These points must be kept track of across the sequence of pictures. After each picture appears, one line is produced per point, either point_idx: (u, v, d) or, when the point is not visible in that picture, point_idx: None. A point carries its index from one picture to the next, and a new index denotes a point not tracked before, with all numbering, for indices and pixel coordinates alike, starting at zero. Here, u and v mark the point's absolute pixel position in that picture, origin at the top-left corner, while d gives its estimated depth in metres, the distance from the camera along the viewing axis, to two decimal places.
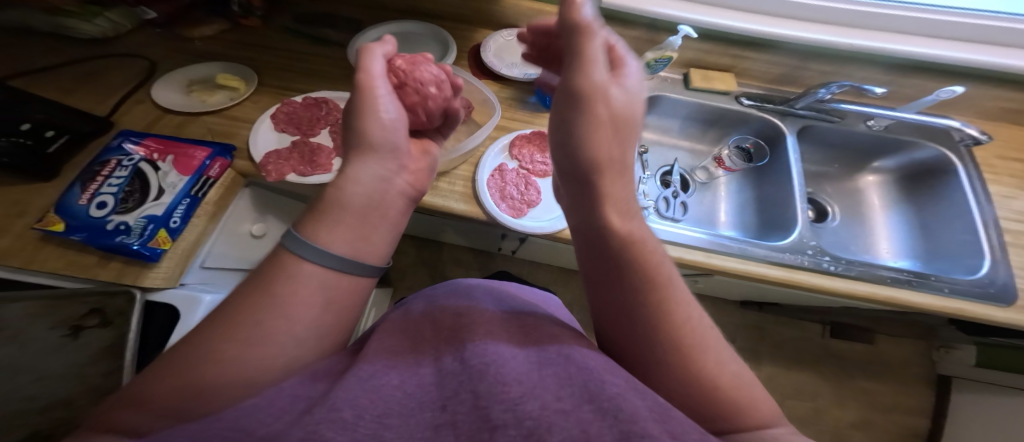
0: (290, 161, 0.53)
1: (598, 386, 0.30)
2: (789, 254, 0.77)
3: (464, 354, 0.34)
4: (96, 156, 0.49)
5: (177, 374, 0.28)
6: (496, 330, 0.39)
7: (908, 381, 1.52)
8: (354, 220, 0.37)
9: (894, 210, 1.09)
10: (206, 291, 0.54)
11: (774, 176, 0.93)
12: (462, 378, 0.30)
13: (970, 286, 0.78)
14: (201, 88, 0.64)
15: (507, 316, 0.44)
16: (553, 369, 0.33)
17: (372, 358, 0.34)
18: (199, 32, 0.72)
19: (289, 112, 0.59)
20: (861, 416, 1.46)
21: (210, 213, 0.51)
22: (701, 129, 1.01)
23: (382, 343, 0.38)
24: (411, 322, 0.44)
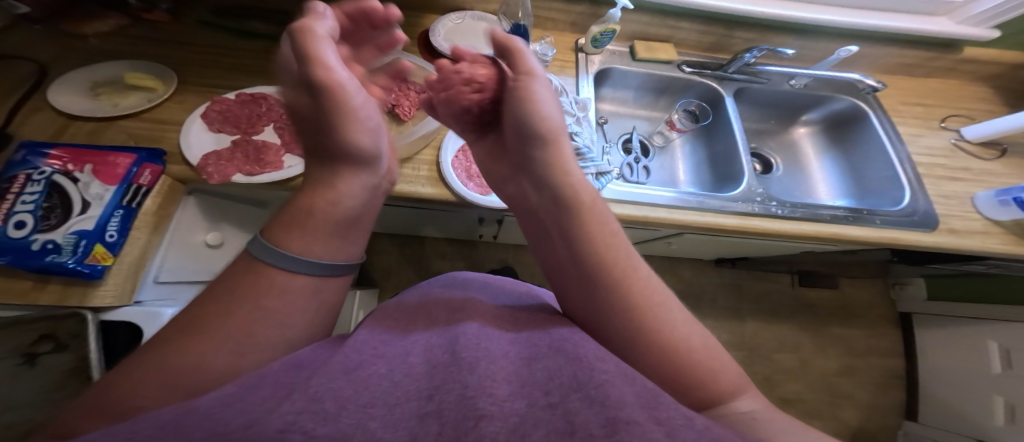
0: (234, 160, 0.51)
1: (587, 374, 0.31)
2: (741, 203, 0.82)
3: (455, 347, 0.35)
4: (0, 173, 0.45)
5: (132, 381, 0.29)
6: (488, 322, 0.41)
7: (873, 319, 1.67)
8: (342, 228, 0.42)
9: (827, 156, 1.18)
10: (168, 305, 0.53)
11: (719, 135, 0.99)
12: (451, 369, 0.31)
13: (897, 216, 0.87)
14: (111, 90, 0.60)
15: (502, 312, 0.46)
16: (544, 362, 0.35)
17: (358, 350, 0.34)
18: (91, 28, 0.67)
19: (223, 110, 0.56)
20: (838, 359, 1.60)
21: (151, 223, 0.49)
22: (652, 97, 1.05)
23: (371, 335, 0.38)
24: (403, 315, 0.44)
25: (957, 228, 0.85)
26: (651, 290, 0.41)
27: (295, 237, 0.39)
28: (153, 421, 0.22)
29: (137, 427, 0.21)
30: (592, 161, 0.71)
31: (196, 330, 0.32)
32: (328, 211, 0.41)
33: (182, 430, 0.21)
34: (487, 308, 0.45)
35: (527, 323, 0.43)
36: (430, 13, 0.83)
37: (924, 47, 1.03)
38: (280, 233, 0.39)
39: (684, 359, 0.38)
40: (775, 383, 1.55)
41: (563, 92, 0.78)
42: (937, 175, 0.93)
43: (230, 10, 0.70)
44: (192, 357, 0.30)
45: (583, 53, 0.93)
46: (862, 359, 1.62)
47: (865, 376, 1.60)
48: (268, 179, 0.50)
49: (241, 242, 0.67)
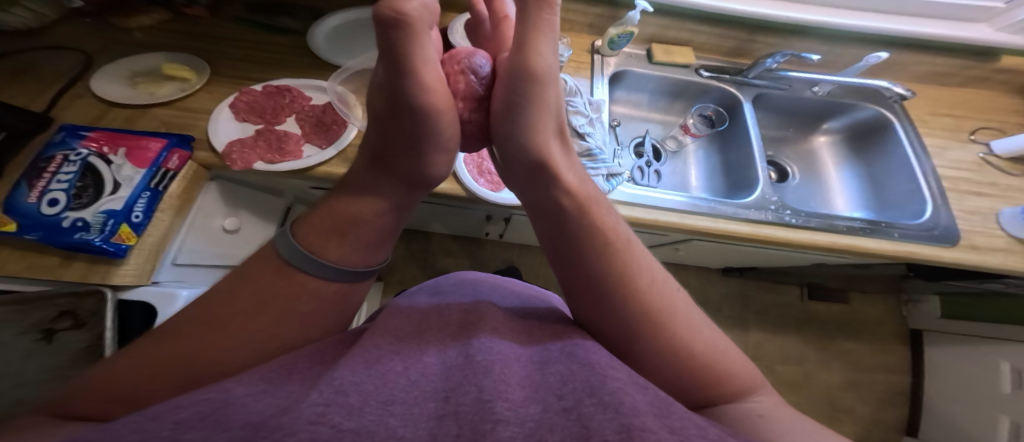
0: (256, 148, 0.52)
1: (600, 381, 0.32)
2: (754, 210, 0.81)
3: (469, 351, 0.36)
4: (40, 153, 0.47)
5: (160, 372, 0.33)
6: (501, 325, 0.42)
7: (883, 335, 1.62)
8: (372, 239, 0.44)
9: (845, 166, 1.16)
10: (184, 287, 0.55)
11: (735, 141, 0.98)
12: (465, 373, 0.32)
13: (916, 230, 0.85)
14: (149, 80, 0.62)
15: (512, 316, 0.46)
16: (556, 367, 0.36)
17: (375, 346, 0.35)
18: (137, 22, 0.70)
19: (249, 100, 0.58)
20: (842, 374, 1.57)
21: (175, 207, 0.50)
22: (667, 101, 1.05)
23: (385, 332, 0.40)
24: (410, 316, 0.45)
25: (979, 245, 0.83)
26: (658, 295, 0.42)
27: (333, 246, 0.41)
28: (197, 409, 0.23)
29: (180, 415, 0.22)
30: (604, 162, 0.71)
31: (217, 328, 0.35)
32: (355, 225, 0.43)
33: (223, 420, 0.22)
34: (498, 312, 0.46)
35: (537, 327, 0.45)
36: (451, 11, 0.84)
37: (954, 56, 1.01)
38: (315, 239, 0.41)
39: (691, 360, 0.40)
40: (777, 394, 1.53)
41: (577, 93, 0.78)
42: (961, 189, 0.91)
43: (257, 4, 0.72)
44: (212, 352, 0.34)
45: (600, 55, 0.92)
46: (868, 374, 1.59)
47: (869, 391, 1.57)
48: (288, 168, 0.52)
49: (258, 230, 0.68)
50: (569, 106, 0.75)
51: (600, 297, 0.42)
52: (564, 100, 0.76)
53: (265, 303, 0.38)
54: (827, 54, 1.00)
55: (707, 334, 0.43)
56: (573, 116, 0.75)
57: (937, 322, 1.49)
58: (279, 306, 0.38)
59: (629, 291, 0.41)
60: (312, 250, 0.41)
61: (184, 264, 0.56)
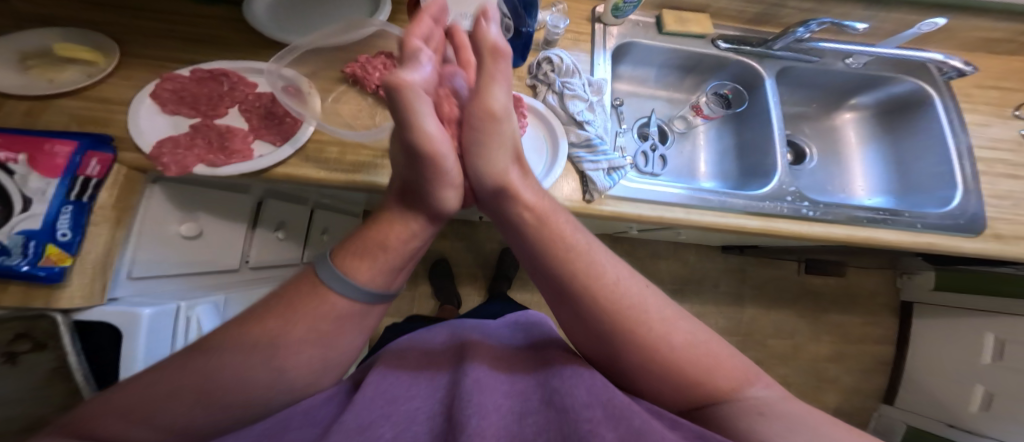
0: (194, 148, 0.46)
1: (572, 427, 0.29)
2: (769, 202, 0.74)
3: (453, 408, 0.30)
4: None
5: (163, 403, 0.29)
6: (485, 359, 0.38)
7: (872, 308, 1.61)
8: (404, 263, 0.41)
9: (871, 145, 1.08)
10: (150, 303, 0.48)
11: (752, 122, 0.89)
12: (445, 435, 0.28)
13: (940, 218, 0.78)
14: (43, 62, 0.52)
15: (502, 351, 0.42)
16: (534, 417, 0.32)
17: (365, 407, 0.31)
18: None
19: (176, 89, 0.50)
20: (831, 345, 1.57)
21: (111, 218, 0.44)
22: (678, 76, 0.95)
23: (378, 385, 0.34)
24: (409, 360, 0.40)
25: (1004, 234, 0.76)
26: (633, 298, 0.37)
27: (362, 270, 0.37)
28: None
29: None
30: (605, 154, 0.63)
31: (230, 355, 0.32)
32: (387, 252, 0.38)
33: None
34: (488, 346, 0.42)
35: (525, 361, 0.41)
36: None
37: (1013, 21, 0.88)
38: (349, 264, 0.37)
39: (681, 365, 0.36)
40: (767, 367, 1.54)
41: (574, 73, 0.68)
42: (995, 172, 0.83)
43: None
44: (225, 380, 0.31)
45: (602, 24, 0.81)
46: (855, 346, 1.59)
47: (855, 361, 1.58)
48: (238, 172, 0.46)
49: (223, 231, 0.61)
50: (566, 88, 0.66)
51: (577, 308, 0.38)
52: (559, 82, 0.66)
53: (289, 324, 0.34)
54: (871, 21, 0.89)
55: (694, 328, 0.38)
56: (571, 101, 0.66)
57: (930, 295, 1.45)
58: (301, 330, 0.35)
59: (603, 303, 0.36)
60: (345, 272, 0.37)
61: (142, 277, 0.51)
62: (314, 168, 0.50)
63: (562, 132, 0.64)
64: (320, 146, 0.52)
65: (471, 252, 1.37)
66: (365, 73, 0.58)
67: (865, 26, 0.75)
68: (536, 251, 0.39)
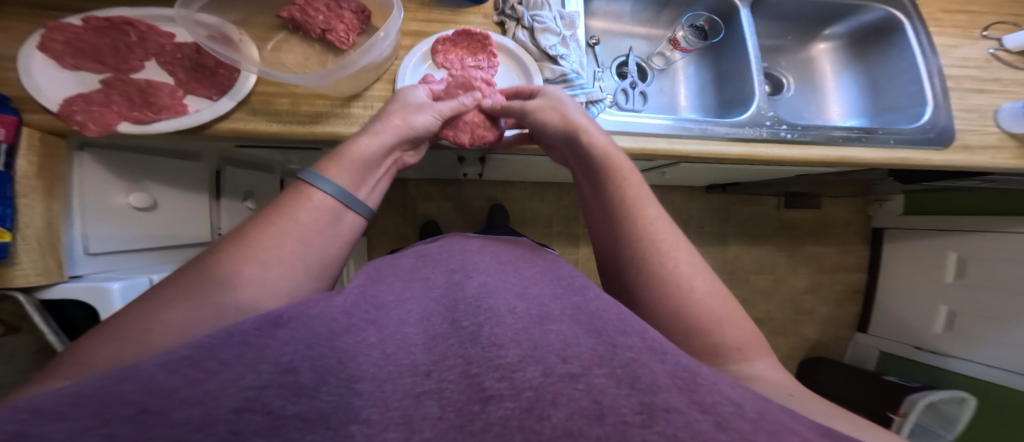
0: (111, 105, 0.40)
1: (609, 352, 0.28)
2: (749, 128, 0.74)
3: (454, 316, 0.32)
4: None
5: (122, 341, 0.28)
6: (492, 282, 0.38)
7: (845, 236, 1.67)
8: (364, 168, 0.44)
9: (845, 74, 1.08)
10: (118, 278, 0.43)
11: (730, 52, 0.86)
12: (452, 342, 0.29)
13: (913, 133, 0.79)
14: None
15: (503, 269, 0.44)
16: (556, 326, 0.31)
17: (346, 314, 0.30)
18: None
19: (74, 39, 0.43)
20: (808, 276, 1.65)
21: (40, 189, 0.39)
22: (654, 11, 0.89)
23: (362, 295, 0.35)
24: (399, 276, 0.42)
25: (970, 145, 0.79)
26: (691, 275, 0.44)
27: (333, 169, 0.42)
28: None
29: None
30: (582, 87, 0.61)
31: (195, 285, 0.32)
32: (354, 153, 0.43)
33: None
34: (487, 266, 0.44)
35: (537, 277, 0.43)
36: None
37: None
38: (326, 164, 0.42)
39: (687, 306, 0.42)
40: (748, 303, 1.62)
41: (543, 4, 0.62)
42: (965, 88, 0.84)
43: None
44: (183, 315, 0.30)
45: None
46: (829, 275, 1.67)
47: (829, 289, 1.67)
48: (168, 128, 0.42)
49: (185, 203, 0.56)
50: (536, 22, 0.61)
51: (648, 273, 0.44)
52: (528, 15, 0.61)
53: (260, 235, 0.36)
54: None
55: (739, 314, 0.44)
56: (542, 35, 0.61)
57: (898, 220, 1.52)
58: (274, 239, 0.36)
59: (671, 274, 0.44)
60: (321, 172, 0.42)
61: (104, 252, 0.46)
62: (266, 121, 0.46)
63: (535, 69, 0.61)
64: (268, 97, 0.47)
65: (460, 211, 1.34)
66: (308, 15, 0.51)
67: None
68: (615, 217, 0.48)
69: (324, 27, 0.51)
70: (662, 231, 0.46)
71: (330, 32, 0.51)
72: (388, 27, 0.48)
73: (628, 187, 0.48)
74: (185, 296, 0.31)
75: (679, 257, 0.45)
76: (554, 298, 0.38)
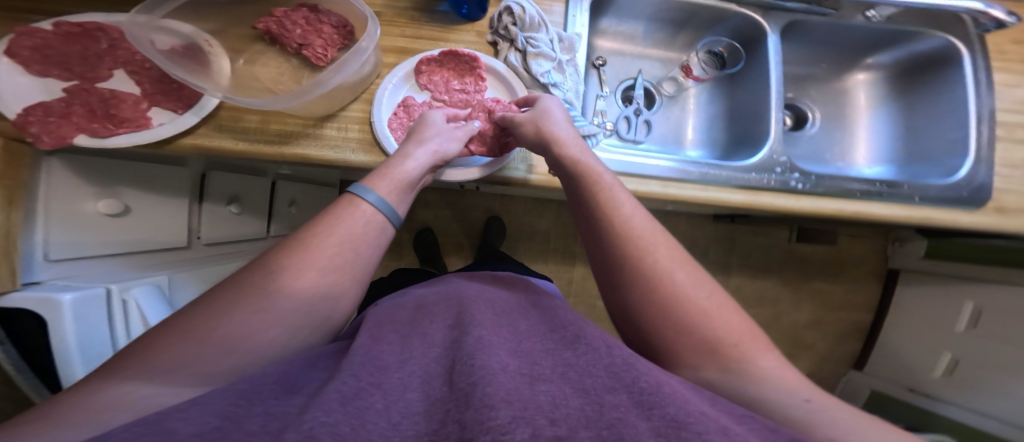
0: (71, 116, 0.41)
1: (597, 412, 0.26)
2: (756, 174, 0.68)
3: (451, 378, 0.30)
4: None
5: (181, 343, 0.28)
6: (491, 333, 0.36)
7: (857, 276, 1.58)
8: (403, 189, 0.44)
9: (881, 109, 1.00)
10: (72, 289, 0.44)
11: (749, 83, 0.80)
12: (448, 408, 0.26)
13: (941, 189, 0.72)
14: None
15: (496, 319, 0.41)
16: (547, 386, 0.28)
17: (354, 373, 0.28)
18: None
19: (42, 46, 0.43)
20: (811, 313, 1.57)
21: (2, 197, 0.39)
22: (670, 32, 0.85)
23: (366, 352, 0.32)
24: (394, 329, 0.40)
25: (1006, 207, 0.71)
26: (684, 281, 0.40)
27: (378, 185, 0.42)
28: None
29: None
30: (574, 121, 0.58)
31: (246, 293, 0.33)
32: (399, 172, 0.44)
33: None
34: (484, 315, 0.41)
35: (530, 331, 0.40)
36: None
37: None
38: (371, 180, 0.43)
39: (687, 312, 0.38)
40: None
41: (540, 26, 0.59)
42: (1015, 138, 0.76)
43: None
44: (236, 324, 0.30)
45: None
46: (834, 314, 1.59)
47: (831, 327, 1.60)
48: (127, 142, 0.42)
49: (162, 208, 0.58)
50: (530, 45, 0.58)
51: (638, 284, 0.40)
52: (523, 38, 0.58)
53: (312, 240, 0.37)
54: None
55: (742, 314, 0.40)
56: (534, 60, 0.58)
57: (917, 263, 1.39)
58: (315, 248, 0.36)
59: (656, 281, 0.39)
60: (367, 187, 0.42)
61: (70, 259, 0.49)
62: (231, 139, 0.46)
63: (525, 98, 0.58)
64: (237, 114, 0.47)
65: (458, 219, 1.33)
66: (285, 28, 0.50)
67: None
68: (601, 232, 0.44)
69: (300, 42, 0.50)
70: (649, 239, 0.42)
71: (306, 48, 0.50)
72: (367, 38, 0.47)
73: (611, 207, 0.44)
74: (215, 318, 0.30)
75: (665, 259, 0.41)
76: (545, 355, 0.34)
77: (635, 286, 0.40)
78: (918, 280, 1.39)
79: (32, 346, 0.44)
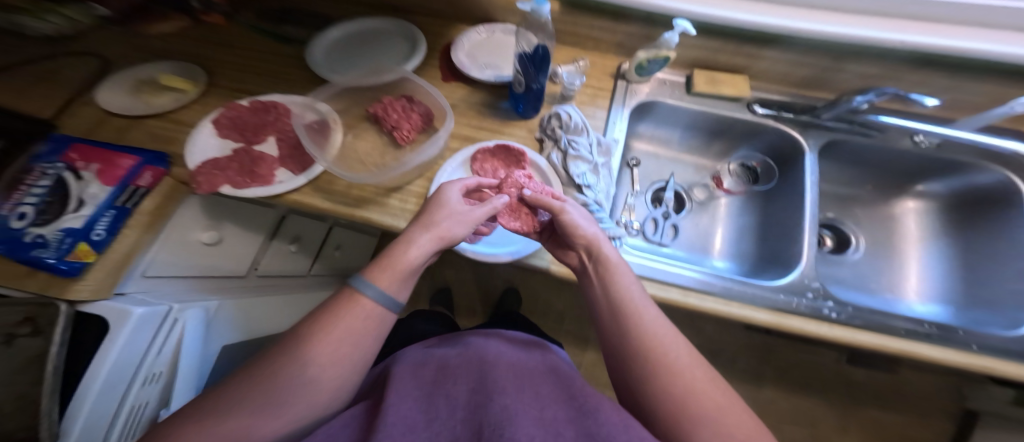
0: (226, 171, 0.54)
1: None
2: (783, 295, 0.68)
3: (474, 440, 0.36)
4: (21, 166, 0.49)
5: (203, 427, 0.35)
6: (511, 396, 0.40)
7: (923, 410, 1.35)
8: (409, 276, 0.47)
9: (934, 243, 0.95)
10: (146, 304, 0.52)
11: (785, 197, 0.84)
12: None
13: (1003, 341, 0.66)
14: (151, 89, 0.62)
15: (518, 377, 0.46)
16: None
17: (391, 432, 0.35)
18: (159, 29, 0.69)
19: (234, 117, 0.60)
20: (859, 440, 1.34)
21: (143, 223, 0.50)
22: (705, 140, 0.93)
23: (400, 409, 0.39)
24: (426, 382, 0.47)
25: None
26: (694, 375, 0.42)
27: (382, 276, 0.45)
28: None
29: None
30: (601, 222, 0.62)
31: (259, 382, 0.39)
32: (404, 261, 0.46)
33: None
34: (506, 371, 0.46)
35: (547, 396, 0.44)
36: (461, 22, 0.83)
37: None
38: (377, 273, 0.45)
39: (695, 410, 0.40)
40: None
41: (582, 131, 0.66)
42: None
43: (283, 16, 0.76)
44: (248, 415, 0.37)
45: (625, 81, 0.81)
46: None
47: None
48: (256, 194, 0.54)
49: (241, 239, 0.71)
50: (571, 148, 0.65)
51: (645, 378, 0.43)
52: (565, 139, 0.65)
53: (315, 337, 0.41)
54: (951, 92, 0.81)
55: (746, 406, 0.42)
56: (572, 162, 0.65)
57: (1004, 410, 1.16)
58: (318, 345, 0.40)
59: (667, 376, 0.41)
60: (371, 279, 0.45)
61: (155, 276, 0.57)
62: (321, 198, 0.57)
63: None
64: (331, 179, 0.58)
65: (480, 279, 1.40)
66: (387, 113, 0.64)
67: (935, 103, 0.68)
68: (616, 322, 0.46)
69: (394, 125, 0.63)
70: (661, 332, 0.44)
71: (395, 130, 0.63)
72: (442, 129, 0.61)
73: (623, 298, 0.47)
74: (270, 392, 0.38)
75: (677, 357, 0.43)
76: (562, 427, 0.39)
77: (646, 380, 0.42)
78: (997, 427, 1.18)
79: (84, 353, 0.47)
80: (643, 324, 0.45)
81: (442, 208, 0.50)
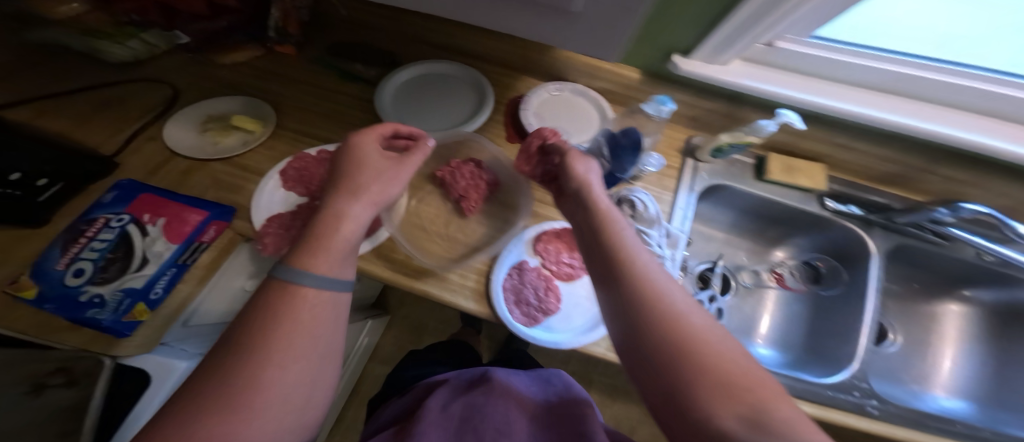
0: (291, 230, 0.52)
1: None
2: (839, 394, 0.63)
3: None
4: (85, 214, 0.46)
5: None
6: None
7: None
8: (347, 256, 0.39)
9: (971, 348, 0.89)
10: (183, 356, 0.51)
11: (842, 298, 0.80)
12: None
13: None
14: (218, 127, 0.60)
15: None
16: None
17: None
18: (232, 58, 0.66)
19: (300, 167, 0.57)
20: None
21: (199, 276, 0.47)
22: (759, 225, 0.89)
23: None
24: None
25: None
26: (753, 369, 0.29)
27: (310, 259, 0.36)
28: None
29: None
30: None
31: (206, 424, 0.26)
32: (337, 235, 0.39)
33: None
34: None
35: None
36: (530, 76, 0.76)
37: None
38: (304, 257, 0.36)
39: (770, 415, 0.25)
40: None
41: (655, 222, 0.63)
42: None
43: (344, 52, 0.71)
44: None
45: (694, 158, 0.75)
46: None
47: None
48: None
49: None
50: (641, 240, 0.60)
51: (679, 376, 0.29)
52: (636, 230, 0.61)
53: (275, 324, 0.31)
54: None
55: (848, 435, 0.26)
56: None
57: None
58: (287, 331, 0.31)
59: (714, 366, 0.28)
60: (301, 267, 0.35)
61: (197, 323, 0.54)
62: (380, 264, 0.58)
63: None
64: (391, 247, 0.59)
65: None
66: (454, 180, 0.62)
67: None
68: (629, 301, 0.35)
69: (461, 193, 0.64)
70: (692, 314, 0.33)
71: (465, 201, 0.64)
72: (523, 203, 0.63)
73: (642, 267, 0.37)
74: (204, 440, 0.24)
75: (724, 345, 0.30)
76: None
77: (684, 378, 0.28)
78: None
79: (113, 410, 0.45)
80: (668, 298, 0.34)
81: (358, 168, 0.45)
